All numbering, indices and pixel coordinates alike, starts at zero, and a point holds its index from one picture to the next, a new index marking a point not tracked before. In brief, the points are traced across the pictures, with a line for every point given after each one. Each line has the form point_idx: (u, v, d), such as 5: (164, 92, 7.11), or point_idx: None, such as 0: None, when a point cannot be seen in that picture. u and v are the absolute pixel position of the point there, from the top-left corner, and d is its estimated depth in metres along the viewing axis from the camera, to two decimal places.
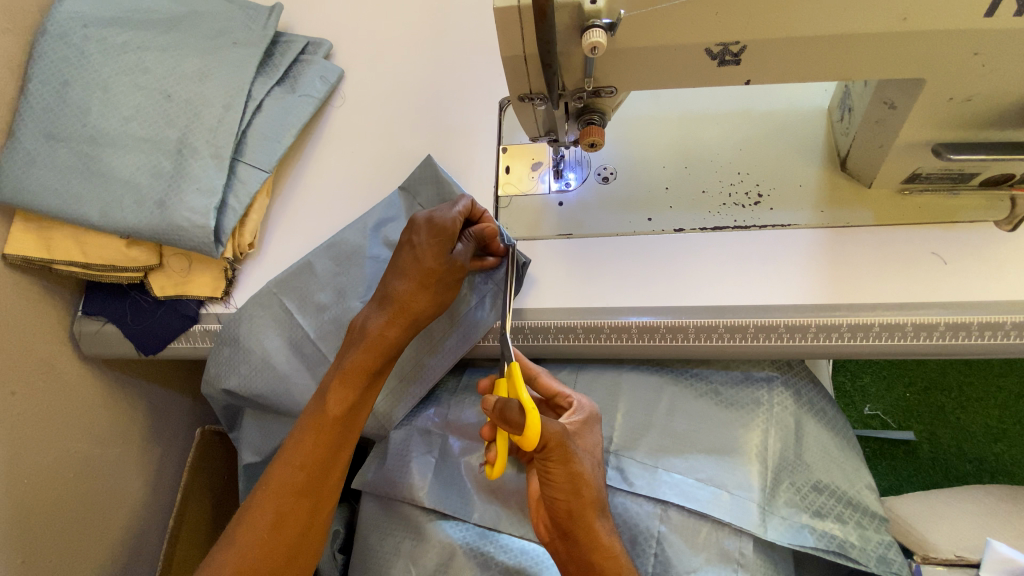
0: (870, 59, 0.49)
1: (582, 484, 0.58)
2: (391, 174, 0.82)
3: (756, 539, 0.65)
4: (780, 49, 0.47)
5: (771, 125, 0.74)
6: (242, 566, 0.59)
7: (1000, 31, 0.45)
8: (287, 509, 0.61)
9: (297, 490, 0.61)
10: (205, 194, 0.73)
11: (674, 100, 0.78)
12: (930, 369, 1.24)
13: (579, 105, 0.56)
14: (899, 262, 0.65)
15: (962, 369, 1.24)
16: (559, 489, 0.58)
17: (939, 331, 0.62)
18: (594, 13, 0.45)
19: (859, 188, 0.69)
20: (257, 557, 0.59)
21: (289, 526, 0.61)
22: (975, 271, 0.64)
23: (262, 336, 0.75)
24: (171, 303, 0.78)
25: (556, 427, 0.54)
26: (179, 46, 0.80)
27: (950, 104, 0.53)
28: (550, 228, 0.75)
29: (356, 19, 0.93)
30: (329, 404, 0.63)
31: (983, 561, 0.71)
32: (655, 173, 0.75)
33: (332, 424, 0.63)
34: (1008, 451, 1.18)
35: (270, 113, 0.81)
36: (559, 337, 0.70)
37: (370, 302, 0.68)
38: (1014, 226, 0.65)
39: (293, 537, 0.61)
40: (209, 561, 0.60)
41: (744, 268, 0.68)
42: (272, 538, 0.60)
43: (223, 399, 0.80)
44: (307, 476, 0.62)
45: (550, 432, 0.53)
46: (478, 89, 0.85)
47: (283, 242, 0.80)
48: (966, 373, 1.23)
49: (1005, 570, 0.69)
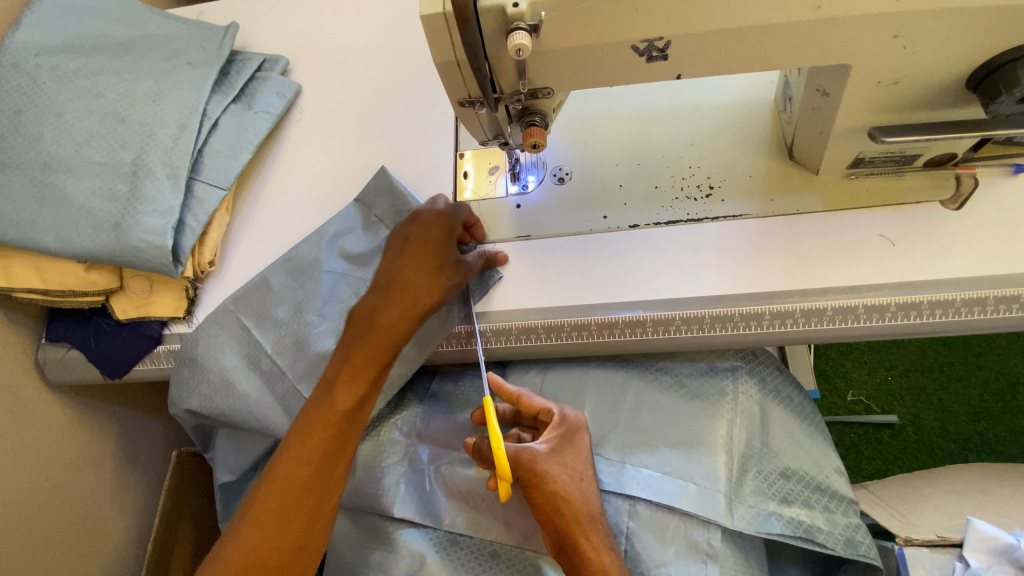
0: (793, 48, 0.50)
1: (564, 503, 0.59)
2: (350, 185, 0.82)
3: (724, 529, 0.66)
4: (704, 42, 0.49)
5: (721, 118, 0.75)
6: (244, 563, 0.58)
7: (913, 15, 0.46)
8: (293, 503, 0.60)
9: (303, 483, 0.61)
10: (162, 214, 0.73)
11: (626, 99, 0.79)
12: (909, 352, 1.25)
13: (520, 108, 0.57)
14: (850, 247, 0.66)
15: (940, 351, 1.25)
16: (546, 514, 0.60)
17: (888, 310, 0.63)
18: (517, 16, 0.46)
19: (807, 176, 0.70)
20: (260, 552, 0.58)
21: (292, 527, 0.60)
22: (924, 250, 0.64)
23: (227, 355, 0.75)
24: (134, 325, 0.78)
25: (523, 452, 0.60)
26: (132, 70, 0.80)
27: (878, 87, 0.54)
28: (508, 230, 0.75)
29: (312, 34, 0.94)
30: (336, 399, 0.63)
31: (966, 541, 0.71)
32: (609, 171, 0.75)
33: (340, 418, 0.63)
34: (991, 430, 1.18)
35: (226, 131, 0.81)
36: (522, 338, 0.70)
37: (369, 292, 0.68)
38: (960, 204, 0.66)
39: (297, 533, 0.60)
40: (210, 557, 0.59)
41: (699, 260, 0.68)
42: (278, 532, 0.59)
43: (191, 420, 0.79)
44: (314, 472, 0.61)
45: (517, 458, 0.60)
46: (433, 97, 0.86)
47: (244, 258, 0.80)
48: (945, 354, 1.24)
49: (989, 549, 0.70)
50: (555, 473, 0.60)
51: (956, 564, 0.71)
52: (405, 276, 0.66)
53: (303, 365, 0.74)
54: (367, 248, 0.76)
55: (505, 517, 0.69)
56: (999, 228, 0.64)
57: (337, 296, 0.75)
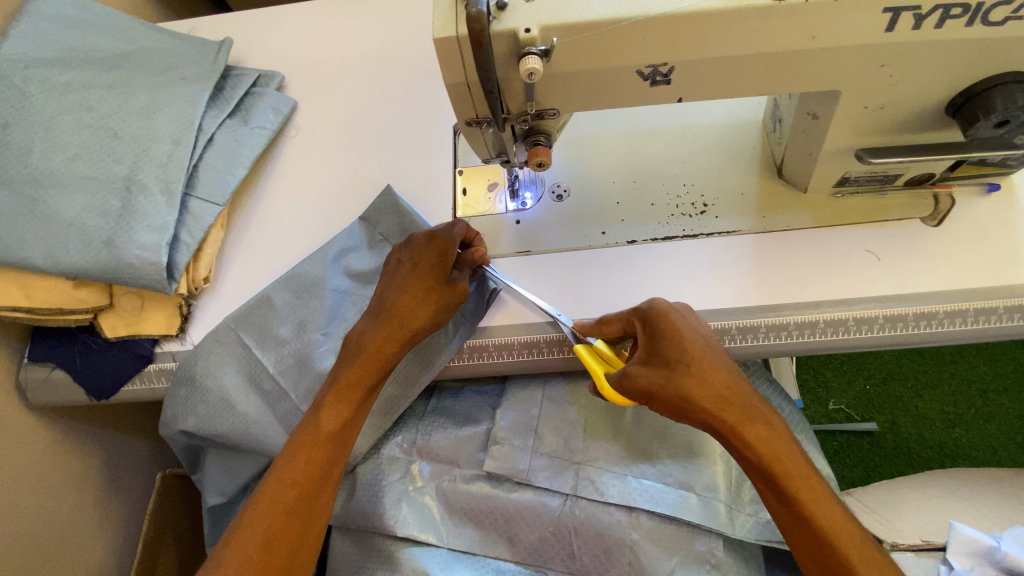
0: (788, 74, 0.52)
1: (750, 417, 0.56)
2: (349, 200, 0.82)
3: (725, 538, 0.67)
4: (705, 67, 0.51)
5: (712, 138, 0.78)
6: None
7: (898, 46, 0.49)
8: (277, 528, 0.59)
9: (287, 508, 0.59)
10: (156, 230, 0.72)
11: (619, 118, 0.82)
12: (885, 361, 1.30)
13: (525, 128, 0.58)
14: (838, 262, 0.69)
15: (914, 359, 1.30)
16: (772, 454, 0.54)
17: (876, 322, 0.66)
18: (528, 41, 0.47)
19: (795, 194, 0.73)
20: None
21: (276, 553, 0.58)
22: (906, 264, 0.68)
23: (223, 374, 0.73)
24: (124, 343, 0.76)
25: (631, 371, 0.58)
26: (125, 84, 0.79)
27: (865, 112, 0.57)
28: (508, 246, 0.76)
29: (307, 50, 0.94)
30: (322, 420, 0.63)
31: (950, 543, 0.73)
32: (606, 188, 0.77)
33: (327, 440, 0.62)
34: (965, 435, 1.23)
35: (222, 147, 0.81)
36: (524, 352, 0.71)
37: (367, 315, 0.68)
38: (939, 221, 0.70)
39: (281, 559, 0.58)
40: None
41: (694, 275, 0.70)
42: (261, 559, 0.57)
43: (182, 441, 0.77)
44: (298, 496, 0.60)
45: (686, 392, 0.55)
46: (430, 115, 0.86)
47: (240, 275, 0.79)
48: (919, 363, 1.29)
49: (970, 551, 0.72)
50: (710, 372, 0.56)
51: (940, 566, 0.74)
52: (398, 301, 0.66)
53: (303, 383, 0.73)
54: (370, 266, 0.76)
55: (508, 533, 0.70)
56: (975, 244, 0.68)
57: (341, 316, 0.75)
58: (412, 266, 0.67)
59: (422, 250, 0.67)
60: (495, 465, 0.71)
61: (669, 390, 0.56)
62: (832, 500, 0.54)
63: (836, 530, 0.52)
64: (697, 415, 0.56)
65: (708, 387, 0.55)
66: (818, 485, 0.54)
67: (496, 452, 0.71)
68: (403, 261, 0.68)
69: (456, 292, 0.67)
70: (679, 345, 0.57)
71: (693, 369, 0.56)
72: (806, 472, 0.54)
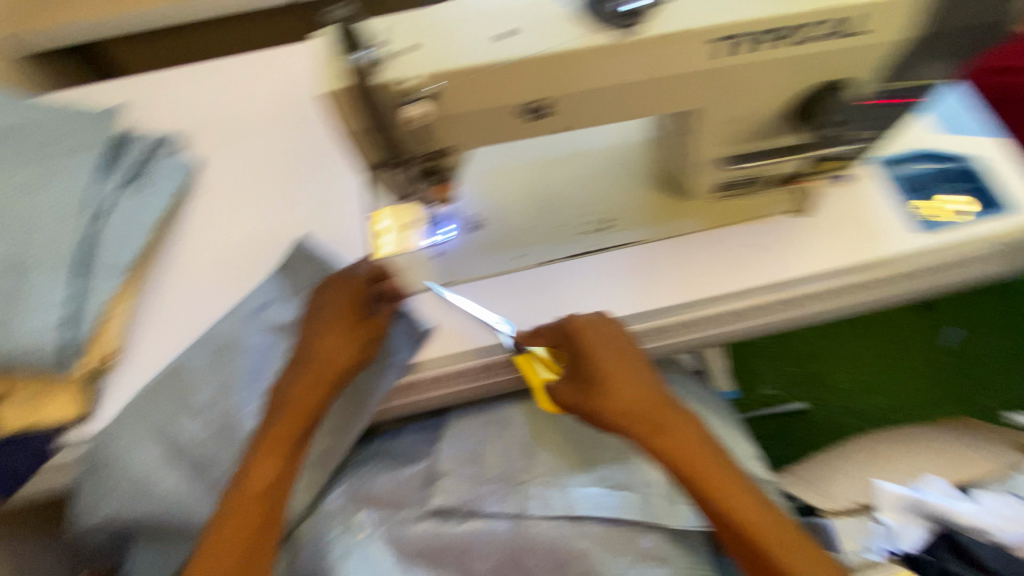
0: (651, 99, 0.59)
1: (662, 422, 0.61)
2: (263, 254, 0.81)
3: (668, 531, 0.70)
4: (579, 98, 0.56)
5: (601, 159, 0.84)
6: None
7: (738, 67, 0.56)
8: None
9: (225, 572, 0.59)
10: (53, 311, 0.69)
11: (514, 150, 0.86)
12: (810, 343, 1.41)
13: (426, 167, 0.62)
14: (729, 259, 0.76)
15: (835, 338, 1.42)
16: (678, 455, 0.60)
17: (758, 308, 0.76)
18: (411, 89, 0.51)
19: (683, 202, 0.80)
20: None
21: None
22: (787, 253, 0.76)
23: (140, 452, 0.69)
24: (22, 437, 0.69)
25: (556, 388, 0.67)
26: (7, 161, 0.76)
27: (724, 125, 0.65)
28: (429, 281, 0.78)
29: (208, 111, 0.94)
30: (250, 480, 0.62)
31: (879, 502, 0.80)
32: (515, 216, 0.82)
33: (257, 499, 0.62)
34: (885, 402, 1.36)
35: (121, 215, 0.78)
36: (456, 380, 0.75)
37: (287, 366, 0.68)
38: (802, 214, 0.79)
39: None
40: None
41: (606, 287, 0.75)
42: None
43: (98, 534, 0.71)
44: (236, 558, 0.60)
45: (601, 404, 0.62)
46: (339, 162, 0.88)
47: (152, 344, 0.76)
48: (838, 341, 1.41)
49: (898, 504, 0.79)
50: (621, 385, 0.62)
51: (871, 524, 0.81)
52: (314, 348, 0.66)
53: (233, 448, 0.70)
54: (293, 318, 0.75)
55: (461, 567, 0.69)
56: (839, 228, 0.77)
57: (263, 371, 0.73)
58: (324, 311, 0.68)
59: (331, 293, 0.68)
60: (441, 499, 0.71)
61: (585, 408, 0.64)
62: (746, 493, 0.59)
63: (742, 520, 0.58)
64: (612, 427, 0.63)
65: (617, 401, 0.62)
66: (727, 479, 0.59)
67: (443, 485, 0.72)
68: (316, 306, 0.69)
69: (371, 327, 0.68)
70: (592, 364, 0.63)
71: (601, 388, 0.63)
72: (715, 465, 0.60)
